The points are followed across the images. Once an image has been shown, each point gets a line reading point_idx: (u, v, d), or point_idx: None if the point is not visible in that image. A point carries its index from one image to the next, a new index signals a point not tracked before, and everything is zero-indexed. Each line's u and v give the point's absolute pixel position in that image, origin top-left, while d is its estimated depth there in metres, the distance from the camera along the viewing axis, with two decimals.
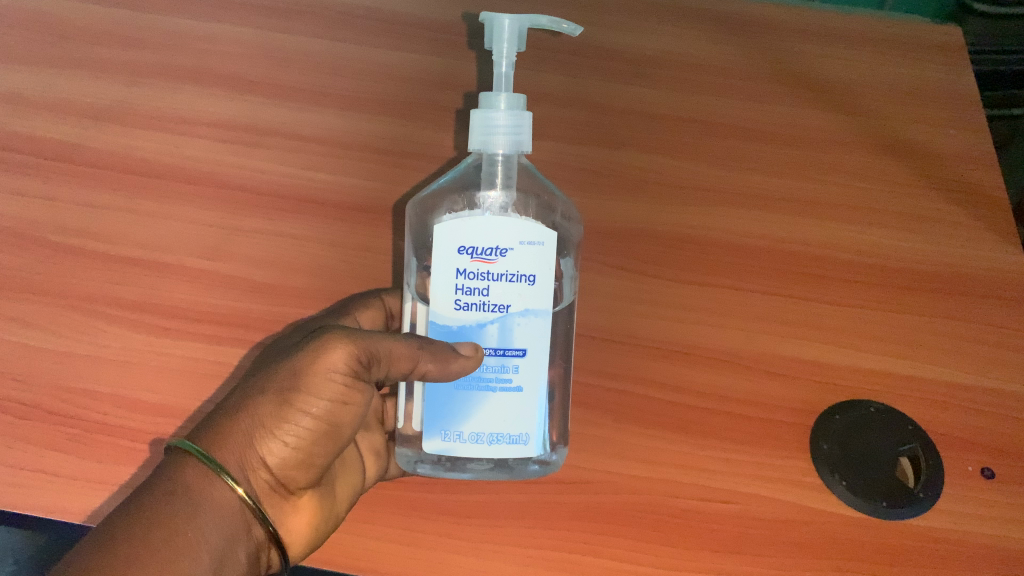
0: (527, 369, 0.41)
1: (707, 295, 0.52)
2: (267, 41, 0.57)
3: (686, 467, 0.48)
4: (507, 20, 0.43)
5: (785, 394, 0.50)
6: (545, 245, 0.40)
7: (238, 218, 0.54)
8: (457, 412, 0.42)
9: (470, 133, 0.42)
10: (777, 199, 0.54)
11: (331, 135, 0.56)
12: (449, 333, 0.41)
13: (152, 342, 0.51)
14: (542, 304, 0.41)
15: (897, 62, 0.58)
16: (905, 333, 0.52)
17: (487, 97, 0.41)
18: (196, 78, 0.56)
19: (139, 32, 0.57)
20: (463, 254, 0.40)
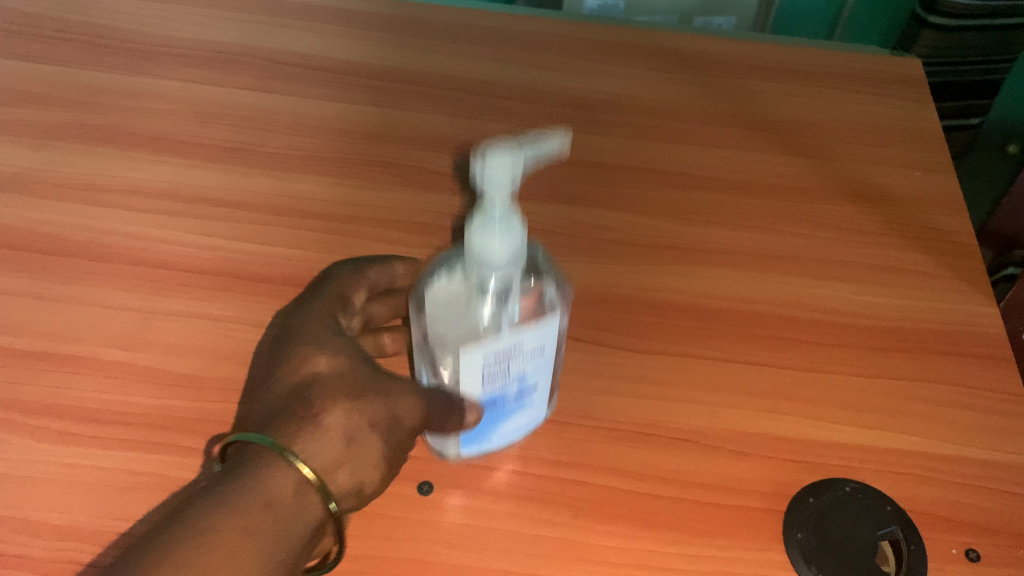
0: (542, 392, 0.42)
1: (665, 364, 0.48)
2: (203, 99, 0.59)
3: (650, 568, 0.40)
4: (498, 173, 0.33)
5: (756, 477, 0.44)
6: (553, 321, 0.38)
7: (156, 301, 0.49)
8: (488, 431, 0.42)
9: (468, 255, 0.37)
10: (742, 253, 0.53)
11: (261, 200, 0.54)
12: (479, 400, 0.40)
13: (34, 447, 0.42)
14: (551, 354, 0.40)
15: (838, 103, 0.63)
16: (883, 402, 0.47)
17: (484, 238, 0.35)
18: (125, 144, 0.56)
19: (74, 101, 0.58)
20: (489, 362, 0.37)
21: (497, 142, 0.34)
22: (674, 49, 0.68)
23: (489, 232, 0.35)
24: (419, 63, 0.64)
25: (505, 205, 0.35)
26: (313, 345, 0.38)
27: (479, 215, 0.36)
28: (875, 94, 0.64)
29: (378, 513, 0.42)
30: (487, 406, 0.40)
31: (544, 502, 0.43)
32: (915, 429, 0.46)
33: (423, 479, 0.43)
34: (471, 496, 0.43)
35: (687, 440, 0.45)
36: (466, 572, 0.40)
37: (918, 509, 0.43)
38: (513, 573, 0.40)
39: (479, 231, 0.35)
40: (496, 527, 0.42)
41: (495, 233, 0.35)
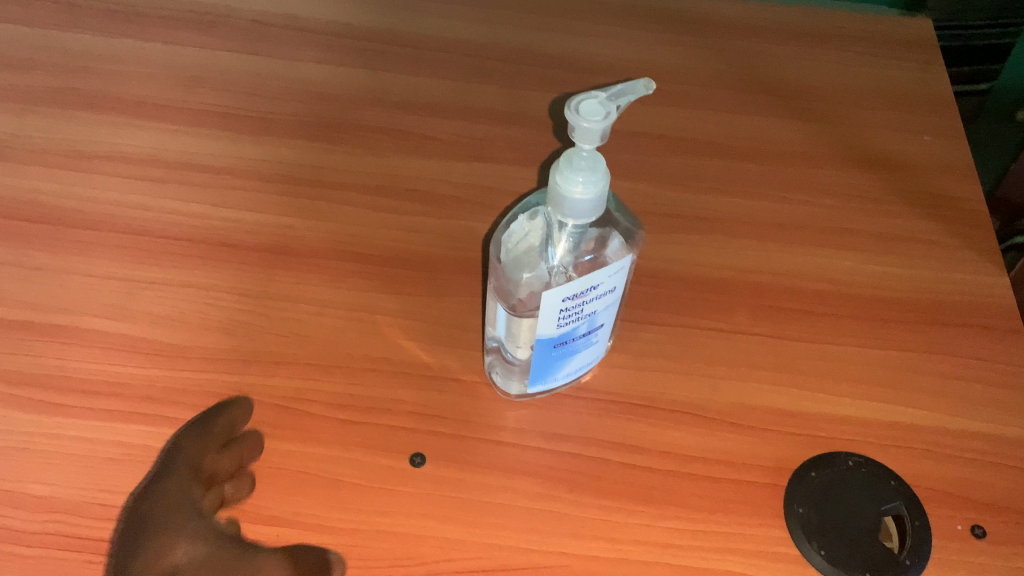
0: (606, 332, 0.41)
1: (664, 335, 0.47)
2: (188, 62, 0.58)
3: (647, 543, 0.39)
4: (586, 126, 0.31)
5: (756, 451, 0.43)
6: (627, 264, 0.38)
7: (141, 270, 0.47)
8: (553, 370, 0.41)
9: (549, 199, 0.35)
10: (745, 222, 0.52)
11: (248, 166, 0.52)
12: (550, 342, 0.39)
13: (15, 419, 0.41)
14: (620, 294, 0.39)
15: (845, 67, 0.61)
16: (887, 375, 0.46)
17: (565, 181, 0.34)
18: (107, 108, 0.54)
19: (55, 64, 0.56)
20: (566, 303, 0.37)
21: (584, 96, 0.32)
22: (675, 11, 0.65)
23: (571, 177, 0.33)
24: (411, 25, 0.62)
25: (585, 153, 0.33)
26: (173, 535, 0.38)
27: (566, 160, 0.34)
28: (882, 58, 0.62)
29: (368, 486, 0.41)
30: (557, 346, 0.40)
31: (539, 476, 0.42)
32: (920, 402, 0.45)
33: (416, 450, 0.42)
34: (464, 470, 0.41)
35: (686, 413, 0.44)
36: (459, 547, 0.39)
37: (923, 484, 0.42)
38: (507, 549, 0.39)
39: (560, 175, 0.34)
40: (489, 500, 0.41)
41: (578, 178, 0.33)
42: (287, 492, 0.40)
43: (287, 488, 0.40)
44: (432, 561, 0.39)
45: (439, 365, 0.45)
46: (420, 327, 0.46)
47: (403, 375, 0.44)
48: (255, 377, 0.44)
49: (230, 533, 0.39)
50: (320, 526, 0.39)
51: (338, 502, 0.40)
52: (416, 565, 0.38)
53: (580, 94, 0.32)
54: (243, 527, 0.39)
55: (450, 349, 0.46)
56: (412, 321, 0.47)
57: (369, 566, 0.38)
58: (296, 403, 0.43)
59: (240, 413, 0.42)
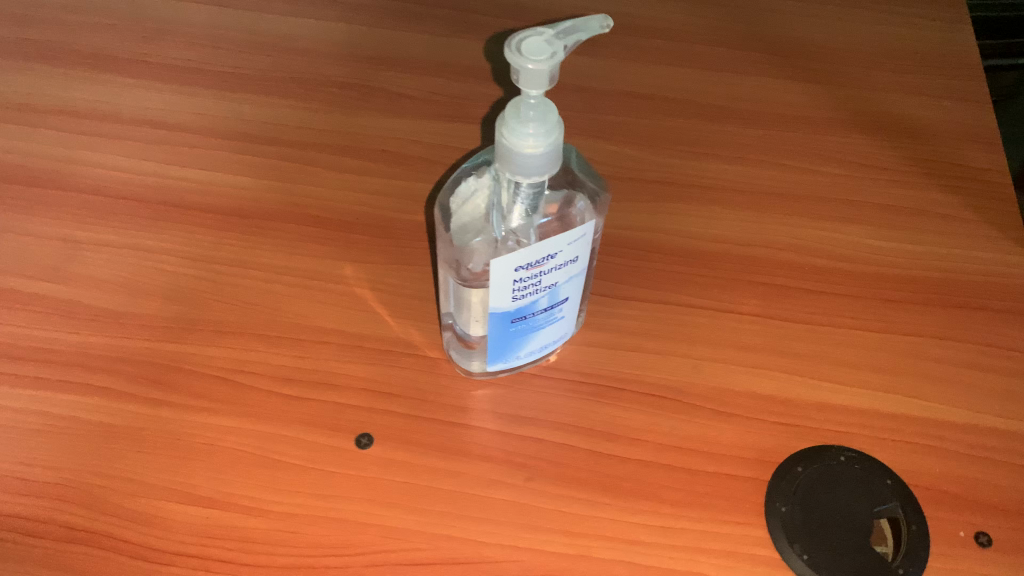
0: (572, 307, 0.38)
1: (643, 312, 0.43)
2: (153, 14, 0.54)
3: (609, 538, 0.36)
4: (531, 67, 0.27)
5: (738, 440, 0.39)
6: (589, 232, 0.34)
7: (84, 230, 0.44)
8: (513, 348, 0.38)
9: (497, 156, 0.31)
10: (739, 190, 0.48)
11: (207, 123, 0.49)
12: (506, 317, 0.35)
13: None
14: (585, 265, 0.36)
15: (862, 26, 0.57)
16: (889, 360, 0.41)
17: (514, 134, 0.30)
18: (63, 61, 0.51)
19: (15, 17, 0.54)
20: (518, 273, 0.33)
21: (528, 35, 0.28)
22: None
23: (520, 129, 0.30)
24: None
25: (533, 101, 0.29)
26: None
27: (512, 110, 0.30)
28: (903, 15, 0.57)
29: (309, 467, 0.37)
30: (514, 321, 0.36)
31: (495, 461, 0.38)
32: (924, 392, 0.40)
33: (363, 431, 0.38)
34: (414, 453, 0.38)
35: (661, 396, 0.40)
36: (402, 537, 0.36)
37: (922, 483, 0.37)
38: (454, 540, 0.36)
39: (507, 128, 0.30)
40: (438, 486, 0.37)
41: (528, 130, 0.29)
42: (222, 471, 0.37)
43: (220, 467, 0.37)
44: (371, 552, 0.35)
45: (396, 338, 0.42)
46: (377, 297, 0.43)
47: (355, 348, 0.41)
48: (196, 347, 0.41)
49: (155, 513, 0.36)
50: (253, 509, 0.36)
51: (275, 484, 0.37)
52: (353, 555, 0.35)
53: (522, 33, 0.28)
54: (171, 507, 0.36)
55: (410, 320, 0.42)
56: (370, 290, 0.43)
57: (302, 554, 0.35)
58: (236, 376, 0.40)
59: (176, 384, 0.40)
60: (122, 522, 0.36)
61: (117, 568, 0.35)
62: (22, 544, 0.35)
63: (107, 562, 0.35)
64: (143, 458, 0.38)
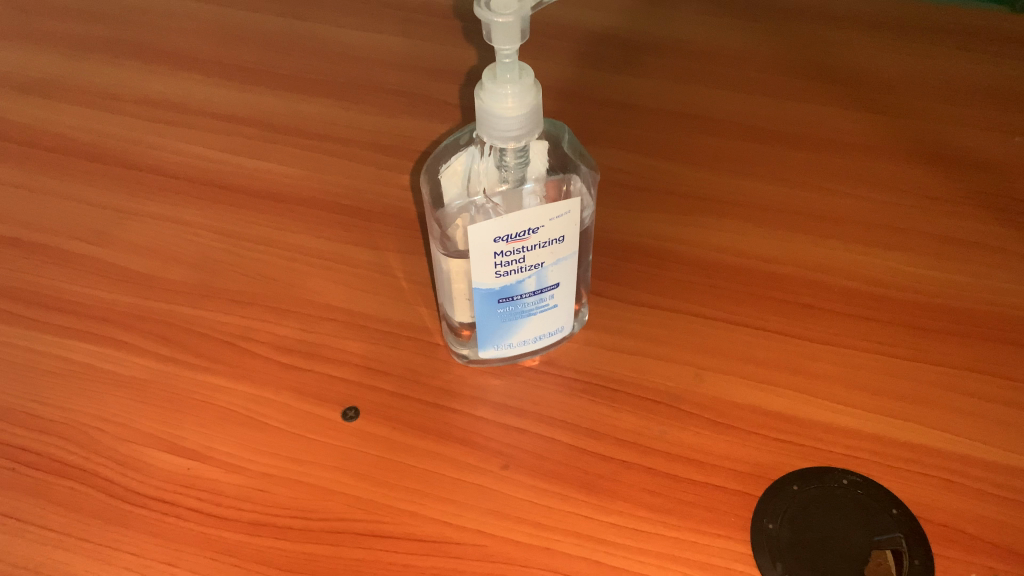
0: (564, 294, 0.37)
1: (651, 319, 0.41)
2: (235, 23, 0.59)
3: (576, 534, 0.34)
4: (500, 20, 0.28)
5: (732, 453, 0.36)
6: (575, 211, 0.33)
7: (134, 202, 0.47)
8: (501, 333, 0.37)
9: (478, 124, 0.31)
10: (774, 209, 0.46)
11: (263, 117, 0.52)
12: (491, 295, 0.35)
13: None
14: (574, 249, 0.35)
15: (933, 60, 0.54)
16: (914, 389, 0.38)
17: (491, 96, 0.30)
18: (150, 60, 0.56)
19: (116, 22, 0.59)
20: (498, 244, 0.33)
21: None
22: None
23: (497, 91, 0.30)
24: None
25: (508, 62, 0.30)
26: None
27: (490, 74, 0.30)
28: (980, 52, 0.54)
29: (291, 432, 0.38)
30: (500, 302, 0.35)
31: (474, 447, 0.37)
32: (950, 425, 0.36)
33: (349, 404, 0.39)
34: (395, 430, 0.38)
35: (656, 402, 0.38)
36: (366, 508, 0.35)
37: (935, 519, 0.34)
38: (418, 517, 0.35)
39: (485, 91, 0.30)
40: (412, 465, 0.36)
41: (505, 91, 0.30)
42: (210, 426, 0.38)
43: (209, 422, 0.38)
44: (334, 518, 0.35)
45: (399, 321, 0.42)
46: (389, 282, 0.44)
47: (358, 327, 0.42)
48: (209, 312, 0.42)
49: (140, 458, 0.37)
50: (230, 464, 0.36)
51: (256, 445, 0.37)
52: (315, 520, 0.35)
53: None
54: (156, 454, 0.37)
55: (416, 306, 0.43)
56: (383, 275, 0.44)
57: (267, 512, 0.35)
58: (241, 342, 0.41)
59: (185, 343, 0.41)
60: (105, 462, 0.37)
61: (94, 504, 0.35)
62: (15, 473, 0.36)
63: (83, 496, 0.35)
64: (140, 407, 0.39)
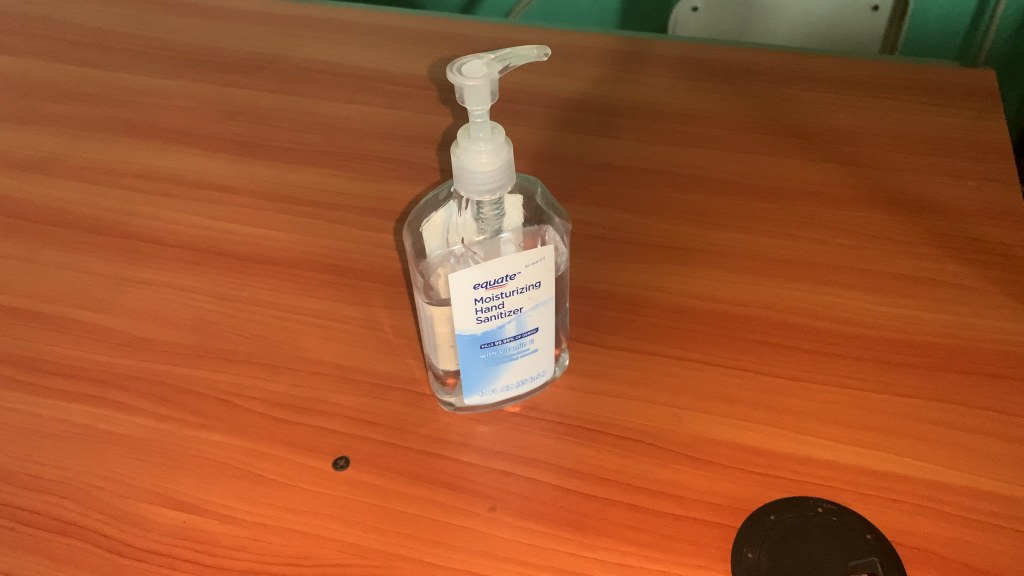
0: (544, 338, 0.39)
1: (630, 362, 0.43)
2: (228, 100, 0.62)
3: (564, 571, 0.35)
4: (471, 84, 0.30)
5: (712, 487, 0.37)
6: (549, 257, 0.35)
7: (132, 269, 0.49)
8: (485, 378, 0.39)
9: (455, 179, 0.33)
10: (743, 256, 0.48)
11: (256, 187, 0.55)
12: (473, 341, 0.37)
13: None
14: (551, 294, 0.37)
15: (888, 113, 0.57)
16: (884, 420, 0.40)
17: (466, 153, 0.32)
18: (148, 137, 0.59)
19: (115, 102, 0.62)
20: (477, 291, 0.35)
21: (468, 60, 0.31)
22: (712, 59, 0.64)
23: (471, 148, 0.32)
24: (441, 70, 0.64)
25: (480, 121, 0.32)
26: None
27: (464, 133, 0.32)
28: (933, 105, 0.58)
29: (284, 482, 0.39)
30: (482, 347, 0.37)
31: (462, 490, 0.38)
32: (919, 453, 0.38)
33: (341, 454, 0.40)
34: (385, 476, 0.39)
35: (637, 441, 0.39)
36: (359, 553, 0.36)
37: (909, 543, 0.35)
38: (408, 560, 0.36)
39: (460, 149, 0.32)
40: (402, 509, 0.37)
41: (479, 148, 0.32)
42: (207, 481, 0.39)
43: (206, 476, 0.39)
44: (327, 564, 0.36)
45: (388, 373, 0.44)
46: (378, 336, 0.45)
47: (349, 380, 0.43)
48: (205, 371, 0.44)
49: (138, 513, 0.38)
50: (225, 516, 0.38)
51: (252, 496, 0.38)
52: (309, 565, 0.36)
53: (464, 59, 0.31)
54: (153, 509, 0.38)
55: (404, 358, 0.44)
56: (372, 330, 0.46)
57: (261, 560, 0.36)
58: (235, 399, 0.42)
59: (181, 402, 0.42)
60: (103, 518, 0.38)
61: (93, 559, 0.36)
62: (15, 531, 0.37)
63: (81, 552, 0.36)
64: (138, 465, 0.40)
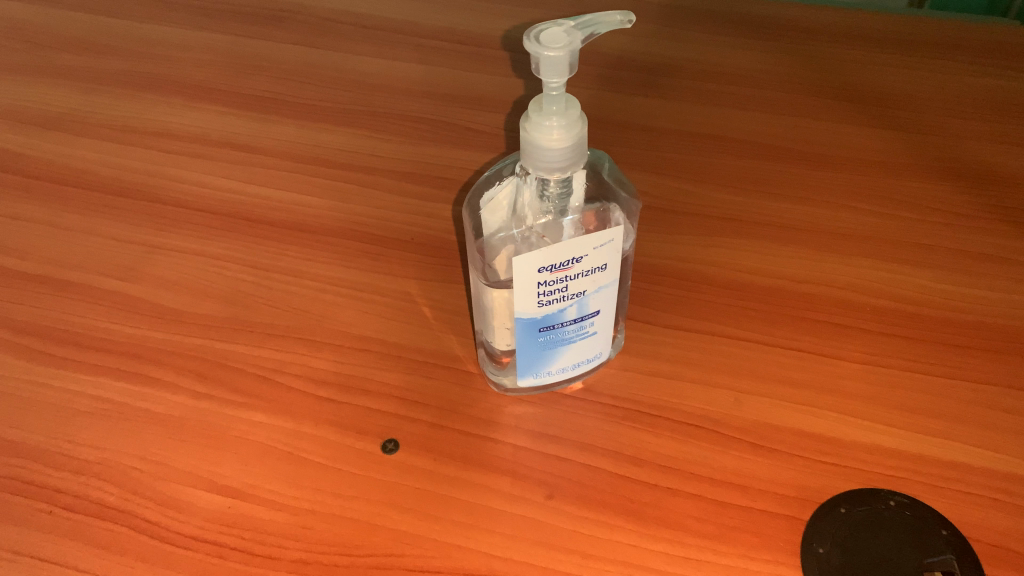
0: (604, 320, 0.37)
1: (686, 342, 0.41)
2: (251, 53, 0.59)
3: (627, 563, 0.33)
4: (549, 55, 0.28)
5: (777, 477, 0.36)
6: (617, 239, 0.33)
7: (161, 236, 0.47)
8: (542, 361, 0.37)
9: (521, 154, 0.31)
10: (801, 229, 0.46)
11: (285, 147, 0.52)
12: (533, 325, 0.35)
13: (7, 364, 0.41)
14: (615, 277, 0.35)
15: (946, 75, 0.54)
16: (953, 407, 0.38)
17: (536, 128, 0.30)
18: (170, 92, 0.56)
19: (132, 53, 0.59)
20: (542, 274, 0.33)
21: (546, 28, 0.29)
22: (758, 15, 0.60)
23: (542, 123, 0.30)
24: (473, 23, 0.61)
25: (555, 94, 0.30)
26: None
27: (535, 106, 0.30)
28: (992, 66, 0.55)
29: (331, 466, 0.37)
30: (541, 330, 0.35)
31: (516, 476, 0.36)
32: (991, 443, 0.37)
33: (389, 437, 0.38)
34: (436, 461, 0.37)
35: (697, 426, 0.38)
36: (412, 542, 0.34)
37: (984, 539, 0.34)
38: (463, 549, 0.34)
39: (530, 123, 0.30)
40: (455, 496, 0.36)
41: (551, 123, 0.30)
42: (250, 463, 0.37)
43: (248, 458, 0.38)
44: (380, 554, 0.34)
45: (433, 351, 0.42)
46: (421, 311, 0.43)
47: (392, 358, 0.41)
48: (242, 346, 0.42)
49: (180, 497, 0.36)
50: (272, 501, 0.36)
51: (298, 479, 0.37)
52: (361, 555, 0.34)
53: (542, 27, 0.29)
54: (196, 493, 0.36)
55: (448, 335, 0.42)
56: (414, 305, 0.44)
57: (310, 549, 0.34)
58: (275, 376, 0.41)
59: (219, 378, 0.41)
60: (143, 502, 0.36)
61: (137, 546, 0.35)
62: (53, 516, 0.36)
63: (122, 538, 0.35)
64: (178, 446, 0.38)
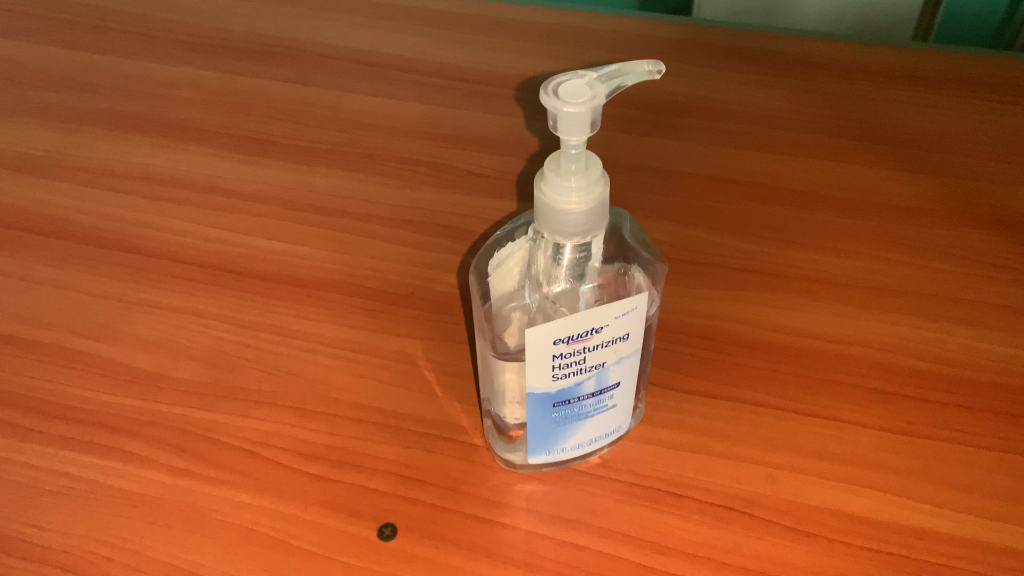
0: (624, 392, 0.33)
1: (711, 411, 0.38)
2: (241, 90, 0.56)
3: None
4: (569, 110, 0.25)
5: (819, 567, 0.32)
6: (641, 307, 0.30)
7: (140, 291, 0.44)
8: (556, 437, 0.34)
9: (536, 217, 0.28)
10: (830, 282, 0.43)
11: (276, 192, 0.49)
12: (547, 399, 0.31)
13: None
14: (637, 346, 0.32)
15: (974, 114, 0.52)
16: (1008, 484, 0.34)
17: (554, 189, 0.27)
18: (154, 133, 0.53)
19: (115, 91, 0.56)
20: (557, 346, 0.29)
21: (565, 79, 0.26)
22: (773, 50, 0.58)
23: (560, 183, 0.26)
24: (475, 58, 0.58)
25: (574, 152, 0.26)
26: None
27: (552, 164, 0.27)
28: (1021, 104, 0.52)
29: (322, 555, 0.33)
30: (556, 405, 0.32)
31: (528, 567, 0.33)
32: None
33: (386, 520, 0.34)
34: (439, 549, 0.33)
35: (727, 507, 0.34)
36: None
37: None
38: None
39: (546, 183, 0.27)
40: None
41: (570, 184, 0.26)
42: (232, 552, 0.34)
43: (231, 545, 0.34)
44: None
45: (435, 420, 0.38)
46: (422, 374, 0.40)
47: (390, 428, 0.38)
48: (225, 416, 0.38)
49: None
50: None
51: (285, 571, 0.33)
52: None
53: (561, 79, 0.26)
54: None
55: (451, 403, 0.39)
56: (413, 368, 0.40)
57: None
58: (261, 449, 0.37)
59: (199, 452, 0.37)
60: None
61: None
62: None
63: None
64: (153, 532, 0.34)
